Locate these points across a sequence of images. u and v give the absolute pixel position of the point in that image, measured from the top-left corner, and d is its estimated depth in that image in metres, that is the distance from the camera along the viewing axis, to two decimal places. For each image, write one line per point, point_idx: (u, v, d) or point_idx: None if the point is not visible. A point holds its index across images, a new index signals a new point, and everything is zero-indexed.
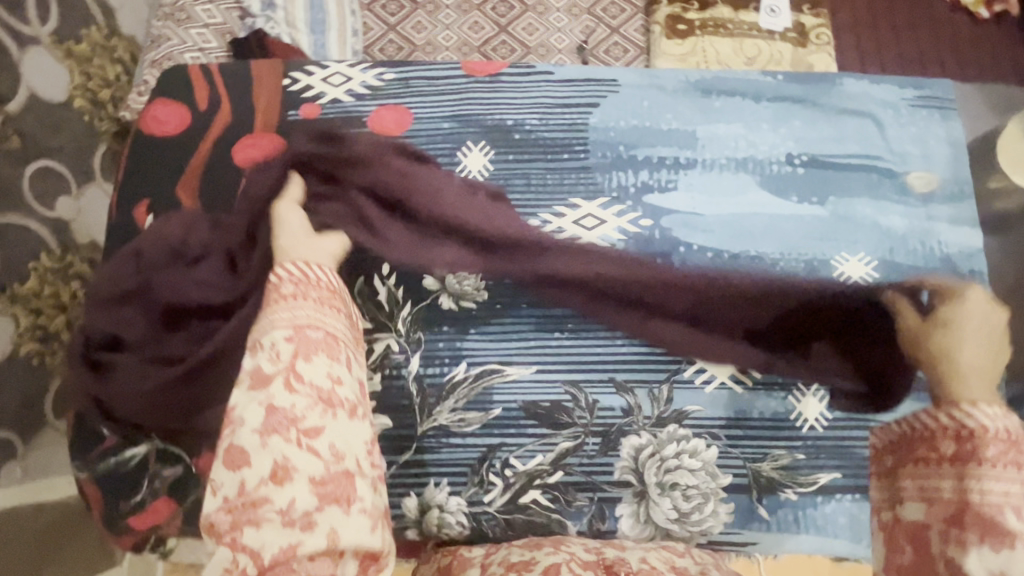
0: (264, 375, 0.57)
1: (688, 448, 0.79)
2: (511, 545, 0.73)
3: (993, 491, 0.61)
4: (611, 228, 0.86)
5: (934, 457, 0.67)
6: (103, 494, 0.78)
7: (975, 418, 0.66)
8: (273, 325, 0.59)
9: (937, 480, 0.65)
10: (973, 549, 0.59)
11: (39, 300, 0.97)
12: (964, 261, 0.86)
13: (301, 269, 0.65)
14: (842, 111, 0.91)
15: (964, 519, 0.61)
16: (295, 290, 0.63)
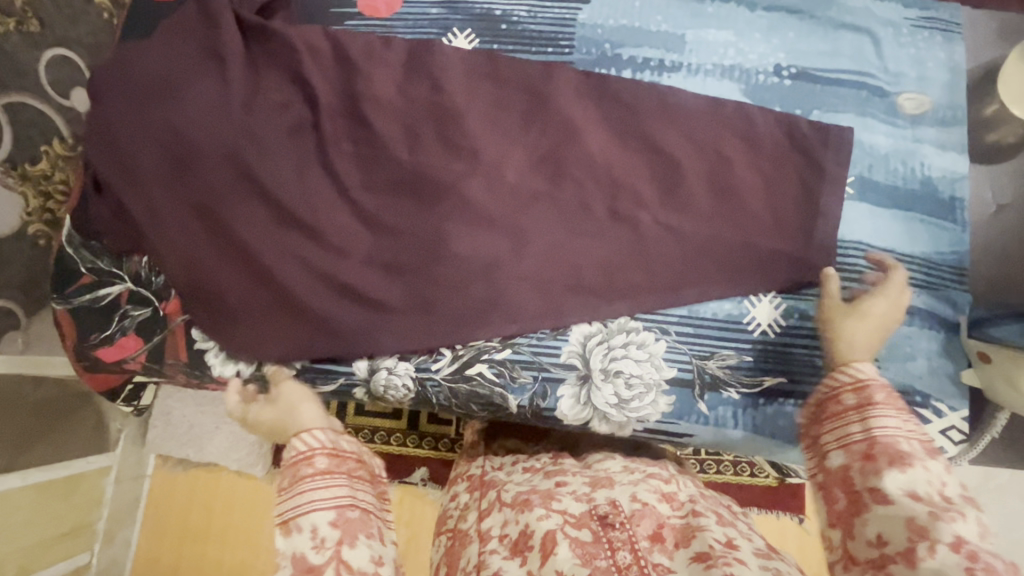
0: (312, 566, 0.56)
1: (636, 339, 0.80)
2: (502, 506, 0.66)
3: (890, 426, 0.59)
4: (585, 125, 0.86)
5: (839, 411, 0.64)
6: (73, 325, 0.82)
7: (857, 372, 0.65)
8: (312, 509, 0.59)
9: (846, 426, 0.62)
10: (885, 472, 0.56)
11: (47, 183, 1.01)
12: (946, 186, 0.84)
13: (329, 438, 0.65)
14: (840, 26, 0.88)
15: (875, 453, 0.59)
16: (327, 466, 0.62)
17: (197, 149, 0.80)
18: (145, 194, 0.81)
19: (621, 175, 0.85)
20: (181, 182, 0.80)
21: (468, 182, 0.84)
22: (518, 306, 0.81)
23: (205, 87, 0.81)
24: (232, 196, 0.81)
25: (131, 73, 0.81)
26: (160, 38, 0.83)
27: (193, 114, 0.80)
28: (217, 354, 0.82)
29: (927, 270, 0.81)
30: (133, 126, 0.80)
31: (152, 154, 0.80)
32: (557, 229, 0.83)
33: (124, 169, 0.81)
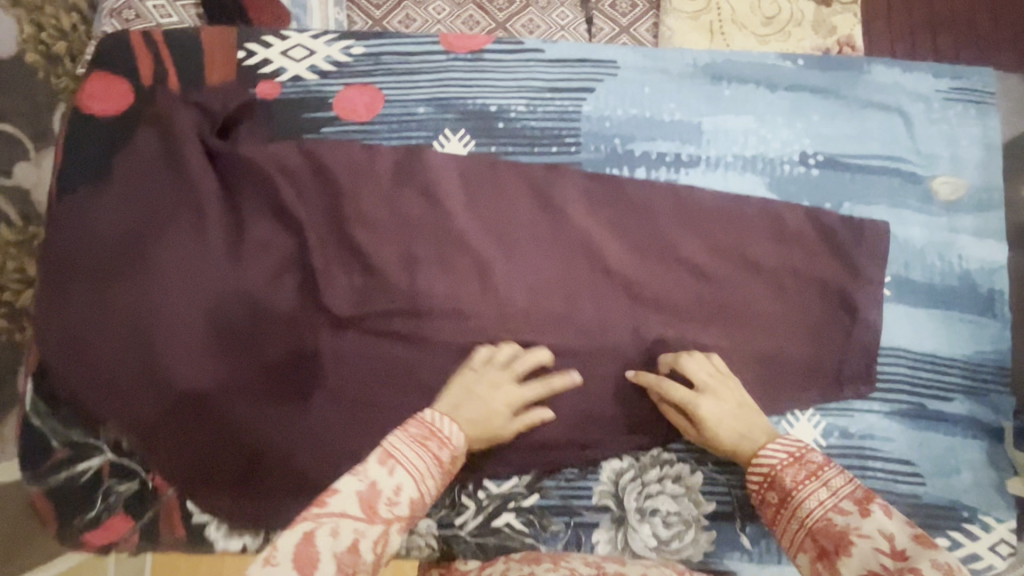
0: (374, 508, 0.50)
1: (671, 473, 0.75)
2: (508, 560, 0.62)
3: (816, 500, 0.57)
4: (601, 235, 0.78)
5: (770, 500, 0.61)
6: (52, 508, 0.74)
7: (767, 461, 0.62)
8: (410, 474, 0.54)
9: (785, 519, 0.58)
10: (841, 561, 0.51)
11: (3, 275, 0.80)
12: (984, 279, 0.79)
13: (457, 436, 0.61)
14: (868, 105, 0.81)
15: (829, 549, 0.53)
16: (445, 460, 0.58)
17: (168, 309, 0.70)
18: (111, 366, 0.71)
19: (643, 289, 0.77)
20: (150, 349, 0.70)
21: (471, 307, 0.75)
22: (534, 440, 0.75)
23: (165, 237, 0.71)
24: (210, 358, 0.71)
25: (87, 227, 0.72)
26: (117, 180, 0.73)
27: (156, 271, 0.70)
28: (218, 526, 0.74)
29: (968, 374, 0.77)
30: (91, 290, 0.71)
31: (115, 319, 0.71)
32: (580, 356, 0.76)
33: (84, 338, 0.71)
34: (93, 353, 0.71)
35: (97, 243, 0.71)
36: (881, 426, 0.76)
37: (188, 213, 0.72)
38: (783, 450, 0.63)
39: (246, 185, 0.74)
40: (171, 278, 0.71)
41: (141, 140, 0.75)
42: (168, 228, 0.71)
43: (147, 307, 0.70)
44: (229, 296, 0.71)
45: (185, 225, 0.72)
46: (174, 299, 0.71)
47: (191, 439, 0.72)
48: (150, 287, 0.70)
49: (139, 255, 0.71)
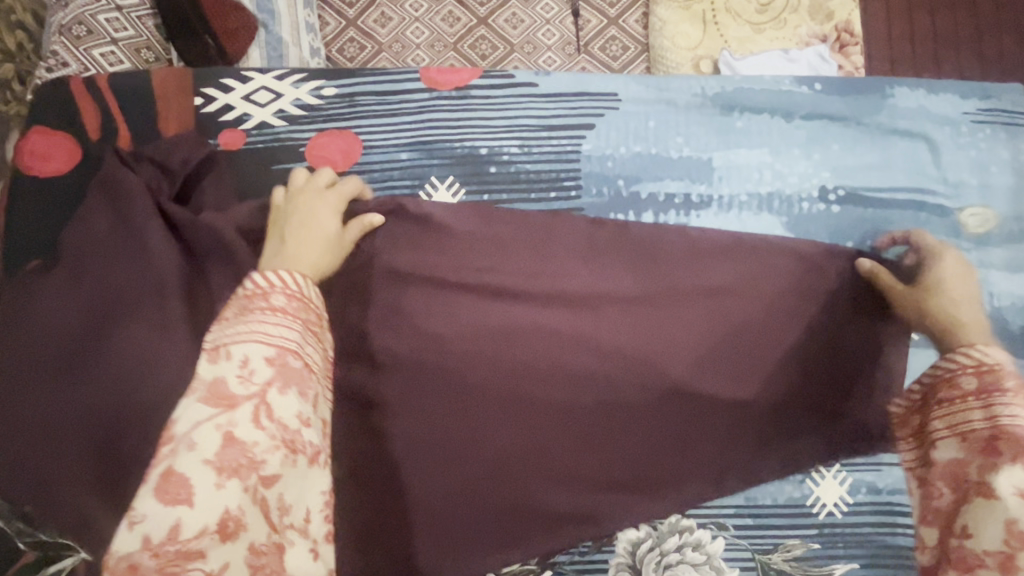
0: (229, 395, 0.50)
1: (691, 540, 0.71)
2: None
3: (1016, 415, 0.60)
4: (606, 286, 0.72)
5: (956, 394, 0.65)
6: None
7: (975, 355, 0.66)
8: (251, 340, 0.53)
9: (967, 413, 0.62)
10: (1005, 468, 0.57)
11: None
12: (1016, 316, 0.74)
13: (301, 283, 0.59)
14: (891, 132, 0.74)
15: (997, 445, 0.59)
16: (283, 307, 0.56)
17: (127, 414, 0.60)
18: (58, 479, 0.60)
19: (656, 346, 0.71)
20: (107, 463, 0.60)
21: (467, 369, 0.68)
22: (549, 511, 0.68)
23: (123, 322, 0.63)
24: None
25: (33, 326, 0.63)
26: (68, 266, 0.65)
27: (110, 363, 0.61)
28: None
29: None
30: (37, 398, 0.61)
31: (65, 431, 0.60)
32: (592, 425, 0.68)
33: (22, 447, 0.60)
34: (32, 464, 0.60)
35: (44, 334, 0.63)
36: None
37: (149, 291, 0.64)
38: (980, 355, 0.65)
39: (212, 253, 0.67)
40: (126, 370, 0.61)
41: (90, 212, 0.67)
42: (126, 312, 0.63)
43: (103, 414, 0.60)
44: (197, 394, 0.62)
45: (145, 305, 0.63)
46: (131, 391, 0.61)
47: None
48: (105, 380, 0.61)
49: (93, 353, 0.62)
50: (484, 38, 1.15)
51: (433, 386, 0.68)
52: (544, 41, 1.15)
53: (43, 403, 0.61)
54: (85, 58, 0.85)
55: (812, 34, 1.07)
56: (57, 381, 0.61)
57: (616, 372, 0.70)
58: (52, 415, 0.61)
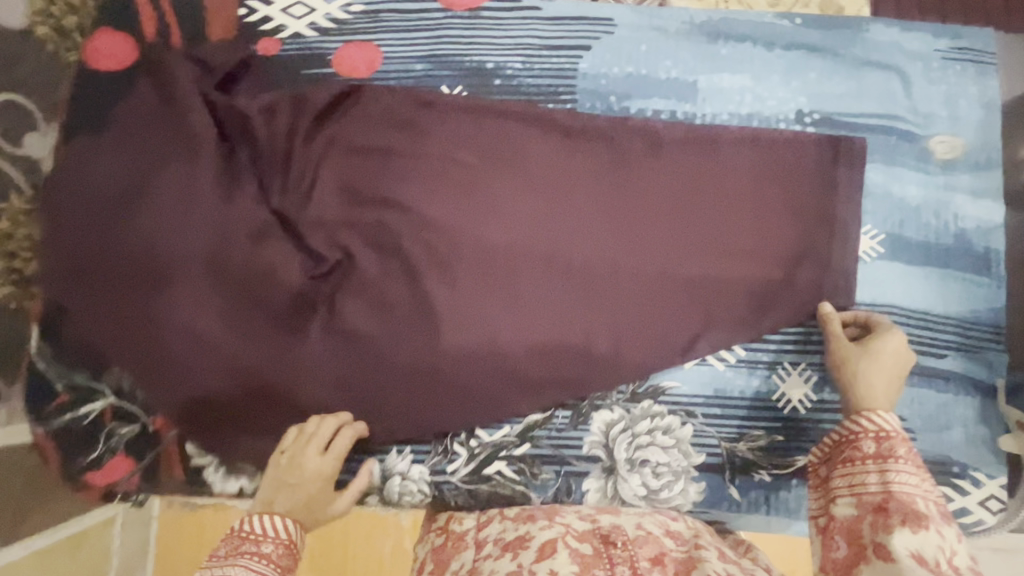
0: None
1: (662, 425, 0.76)
2: (503, 517, 0.66)
3: (907, 484, 0.55)
4: (594, 187, 0.79)
5: (855, 456, 0.59)
6: (60, 450, 0.76)
7: (877, 421, 0.59)
8: (232, 574, 0.56)
9: (864, 475, 0.57)
10: (896, 529, 0.51)
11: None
12: (980, 238, 0.79)
13: (293, 530, 0.63)
14: (865, 64, 0.81)
15: (889, 508, 0.53)
16: (271, 554, 0.60)
17: (164, 250, 0.72)
18: (120, 307, 0.73)
19: (634, 244, 0.78)
20: (161, 295, 0.72)
21: (461, 253, 0.78)
22: (525, 374, 0.76)
23: (167, 176, 0.73)
24: (210, 295, 0.73)
25: (83, 181, 0.73)
26: (109, 133, 0.75)
27: (158, 210, 0.72)
28: (217, 470, 0.77)
29: (963, 332, 0.77)
30: (93, 243, 0.73)
31: (124, 272, 0.72)
32: (569, 304, 0.77)
33: (89, 280, 0.73)
34: (98, 294, 0.73)
35: (99, 188, 0.73)
36: None
37: (189, 153, 0.74)
38: (881, 422, 0.59)
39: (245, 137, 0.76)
40: (172, 215, 0.73)
41: (142, 96, 0.77)
42: (169, 168, 0.73)
43: (145, 250, 0.72)
44: (226, 237, 0.74)
45: (187, 164, 0.74)
46: (178, 234, 0.72)
47: (199, 372, 0.74)
48: (154, 224, 0.72)
49: (141, 209, 0.72)
50: None
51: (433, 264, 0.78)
52: None
53: (101, 244, 0.72)
54: None
55: None
56: (112, 226, 0.72)
57: (598, 262, 0.78)
58: (110, 254, 0.72)
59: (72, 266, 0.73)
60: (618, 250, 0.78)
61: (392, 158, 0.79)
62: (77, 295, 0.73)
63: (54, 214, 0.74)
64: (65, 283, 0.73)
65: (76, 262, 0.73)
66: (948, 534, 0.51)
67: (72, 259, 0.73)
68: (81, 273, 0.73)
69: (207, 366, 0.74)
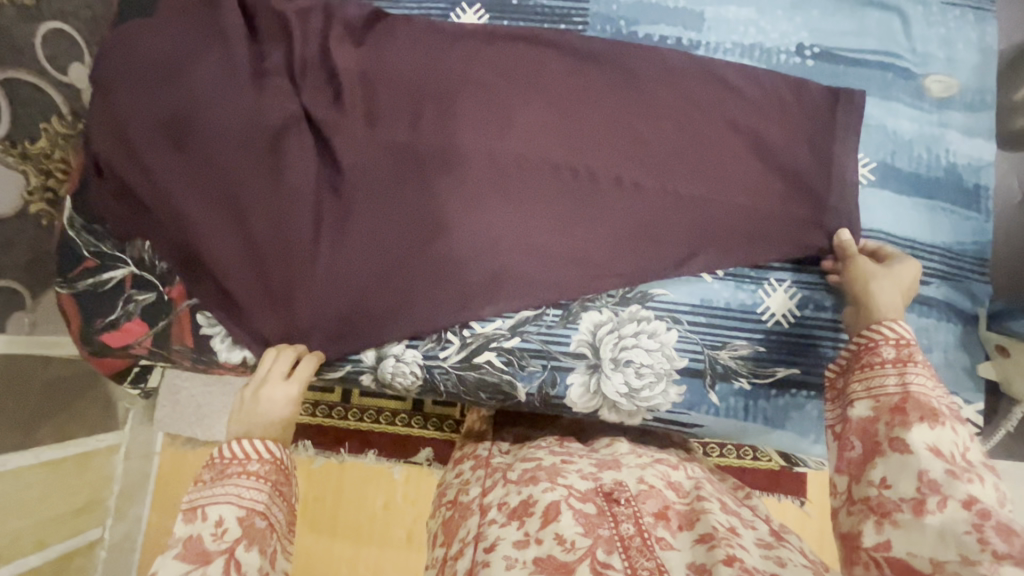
0: (203, 551, 0.54)
1: (648, 329, 0.79)
2: (507, 481, 0.63)
3: (924, 384, 0.55)
4: (598, 97, 0.81)
5: (876, 361, 0.58)
6: (81, 312, 0.82)
7: (884, 332, 0.60)
8: (218, 500, 0.58)
9: (882, 377, 0.57)
10: (915, 427, 0.51)
11: (47, 162, 0.98)
12: (970, 174, 0.81)
13: (275, 449, 0.63)
14: (866, 4, 0.84)
15: (905, 407, 0.53)
16: (257, 471, 0.61)
17: (195, 127, 0.77)
18: (157, 173, 0.78)
19: (639, 156, 0.79)
20: (195, 166, 0.77)
21: (468, 153, 0.78)
22: (522, 277, 0.78)
23: (210, 59, 0.78)
24: (232, 174, 0.77)
25: (135, 58, 0.79)
26: (164, 17, 0.81)
27: (198, 87, 0.77)
28: (223, 339, 0.82)
29: (948, 262, 0.79)
30: (139, 112, 0.78)
31: (164, 142, 0.78)
32: (571, 211, 0.79)
33: (132, 146, 0.78)
34: (139, 160, 0.78)
35: (147, 65, 0.79)
36: None
37: (230, 42, 0.79)
38: (901, 330, 0.59)
39: (277, 34, 0.81)
40: (210, 93, 0.77)
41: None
42: (212, 54, 0.79)
43: (179, 124, 0.77)
44: (255, 119, 0.77)
45: (228, 50, 0.79)
46: (214, 110, 0.76)
47: (221, 243, 0.78)
48: (193, 100, 0.77)
49: (184, 86, 0.77)
50: None
51: (440, 163, 0.78)
52: None
53: (147, 114, 0.78)
54: None
55: None
56: (156, 99, 0.78)
57: (599, 169, 0.79)
58: (153, 123, 0.78)
59: (118, 131, 0.79)
60: (618, 159, 0.79)
61: (405, 56, 0.82)
62: (120, 159, 0.79)
63: (106, 87, 0.80)
64: (111, 149, 0.79)
65: (120, 128, 0.78)
66: (960, 429, 0.52)
67: (118, 125, 0.79)
68: (126, 139, 0.78)
69: (231, 241, 0.78)
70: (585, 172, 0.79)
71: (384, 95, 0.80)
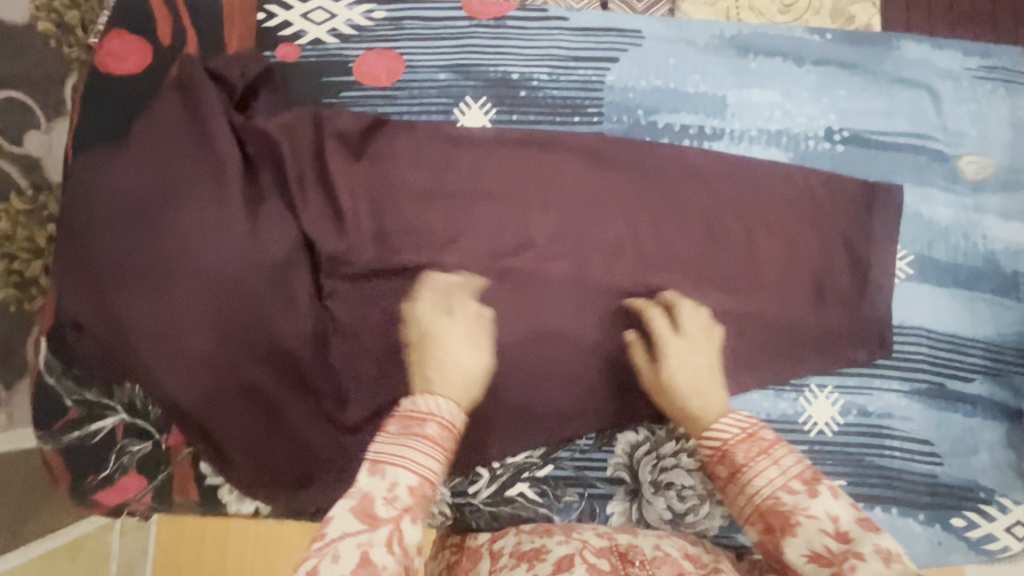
0: (374, 514, 0.51)
1: (688, 447, 0.75)
2: (520, 530, 0.64)
3: (765, 480, 0.56)
4: (620, 205, 0.77)
5: (722, 479, 0.59)
6: (67, 465, 0.75)
7: (717, 438, 0.61)
8: (401, 461, 0.53)
9: (737, 500, 0.58)
10: (785, 537, 0.53)
11: (11, 245, 0.78)
12: (1009, 260, 0.78)
13: (453, 414, 0.59)
14: (896, 81, 0.80)
15: (773, 518, 0.55)
16: (436, 436, 0.56)
17: (186, 279, 0.68)
18: (130, 326, 0.69)
19: (661, 266, 0.77)
20: (174, 319, 0.69)
21: (486, 276, 0.75)
22: (548, 403, 0.75)
23: (191, 195, 0.69)
24: (233, 328, 0.69)
25: (101, 194, 0.70)
26: (138, 141, 0.72)
27: (178, 230, 0.68)
28: (231, 490, 0.76)
29: (990, 355, 0.76)
30: (107, 258, 0.69)
31: (136, 294, 0.68)
32: (595, 329, 0.75)
33: (101, 296, 0.69)
34: (111, 311, 0.69)
35: (115, 201, 0.69)
36: (898, 405, 0.75)
37: (214, 174, 0.71)
38: (729, 430, 0.61)
39: (263, 150, 0.74)
40: (192, 237, 0.68)
41: (166, 109, 0.73)
42: (193, 188, 0.70)
43: (167, 276, 0.68)
44: (246, 264, 0.69)
45: (212, 184, 0.70)
46: (198, 257, 0.68)
47: (214, 398, 0.71)
48: (172, 246, 0.68)
49: (158, 228, 0.68)
50: None
51: (459, 288, 0.73)
52: None
53: (115, 260, 0.69)
54: None
55: None
56: (127, 242, 0.69)
57: (626, 281, 0.76)
58: (125, 271, 0.68)
59: (86, 279, 0.70)
60: (645, 269, 0.77)
61: (414, 169, 0.77)
62: (89, 309, 0.70)
63: (69, 224, 0.70)
64: (77, 298, 0.70)
65: (87, 275, 0.70)
66: (819, 508, 0.53)
67: (85, 272, 0.70)
68: (95, 287, 0.69)
69: (224, 396, 0.71)
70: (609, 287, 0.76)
71: (396, 214, 0.75)
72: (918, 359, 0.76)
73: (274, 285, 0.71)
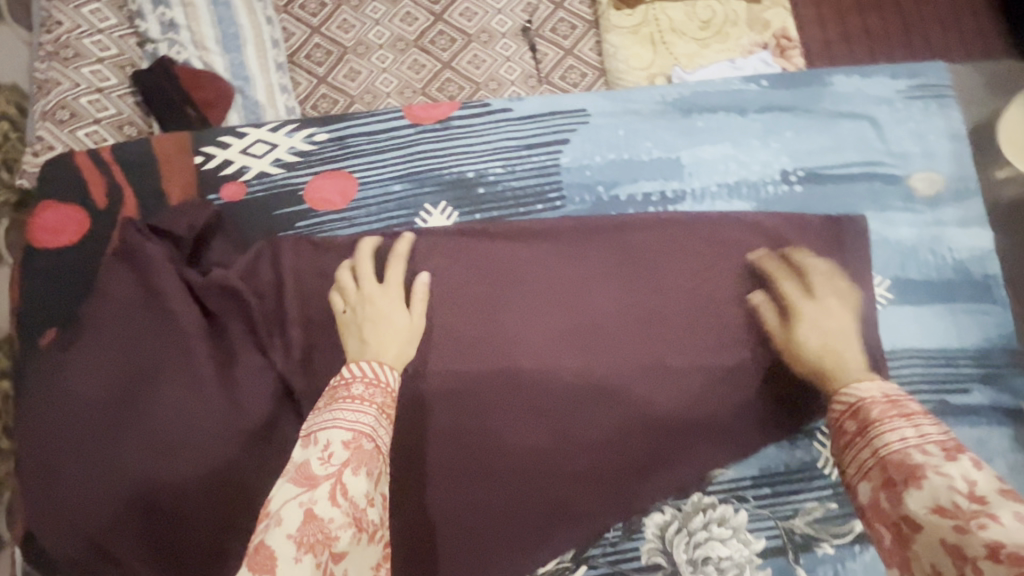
0: (312, 475, 0.52)
1: (715, 516, 0.73)
2: None
3: (900, 437, 0.57)
4: (602, 285, 0.76)
5: (845, 437, 0.64)
6: None
7: (852, 396, 0.68)
8: (334, 424, 0.57)
9: (857, 452, 0.61)
10: (907, 494, 0.52)
11: None
12: (977, 266, 0.80)
13: (376, 371, 0.66)
14: (837, 115, 0.83)
15: (895, 476, 0.54)
16: (362, 393, 0.62)
17: (167, 474, 0.64)
18: (102, 531, 0.64)
19: (655, 335, 0.75)
20: (150, 511, 0.63)
21: (482, 388, 0.73)
22: (571, 503, 0.71)
23: (154, 374, 0.66)
24: (215, 509, 0.64)
25: (57, 393, 0.66)
26: (88, 327, 0.68)
27: (146, 415, 0.65)
28: None
29: (982, 363, 0.78)
30: (71, 462, 0.64)
31: (106, 493, 0.63)
32: (601, 413, 0.73)
33: (67, 504, 0.64)
34: (79, 519, 0.64)
35: (74, 396, 0.66)
36: None
37: (176, 346, 0.68)
38: (862, 392, 0.68)
39: (226, 302, 0.71)
40: (160, 419, 0.65)
41: (112, 284, 0.70)
42: (155, 366, 0.67)
43: (145, 474, 0.64)
44: (223, 434, 0.66)
45: (175, 358, 0.67)
46: (171, 438, 0.65)
47: None
48: (141, 432, 0.65)
49: (125, 417, 0.65)
50: (450, 81, 1.16)
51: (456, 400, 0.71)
52: (507, 76, 1.17)
53: (80, 463, 0.64)
54: (68, 137, 0.91)
55: (753, 43, 1.11)
56: (92, 439, 0.65)
57: (623, 357, 0.75)
58: (91, 473, 0.64)
59: (48, 490, 0.64)
60: (640, 340, 0.75)
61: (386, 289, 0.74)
62: (53, 522, 0.64)
63: (26, 431, 0.66)
64: (38, 511, 0.65)
65: (50, 485, 0.64)
66: (951, 473, 0.51)
67: (47, 482, 0.64)
68: (59, 498, 0.64)
69: None
70: (607, 369, 0.74)
71: None
72: (917, 379, 0.77)
73: (254, 451, 0.66)
